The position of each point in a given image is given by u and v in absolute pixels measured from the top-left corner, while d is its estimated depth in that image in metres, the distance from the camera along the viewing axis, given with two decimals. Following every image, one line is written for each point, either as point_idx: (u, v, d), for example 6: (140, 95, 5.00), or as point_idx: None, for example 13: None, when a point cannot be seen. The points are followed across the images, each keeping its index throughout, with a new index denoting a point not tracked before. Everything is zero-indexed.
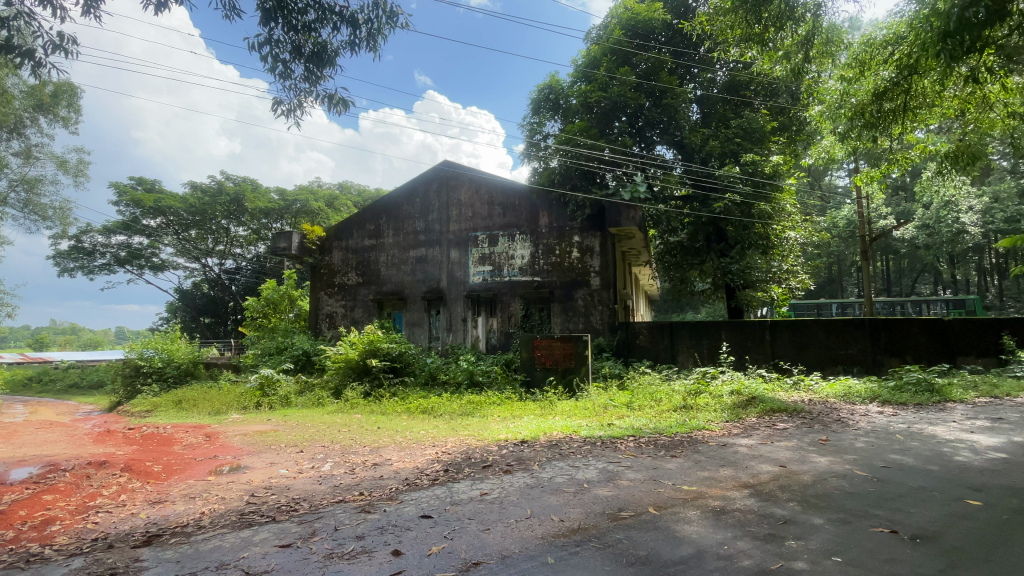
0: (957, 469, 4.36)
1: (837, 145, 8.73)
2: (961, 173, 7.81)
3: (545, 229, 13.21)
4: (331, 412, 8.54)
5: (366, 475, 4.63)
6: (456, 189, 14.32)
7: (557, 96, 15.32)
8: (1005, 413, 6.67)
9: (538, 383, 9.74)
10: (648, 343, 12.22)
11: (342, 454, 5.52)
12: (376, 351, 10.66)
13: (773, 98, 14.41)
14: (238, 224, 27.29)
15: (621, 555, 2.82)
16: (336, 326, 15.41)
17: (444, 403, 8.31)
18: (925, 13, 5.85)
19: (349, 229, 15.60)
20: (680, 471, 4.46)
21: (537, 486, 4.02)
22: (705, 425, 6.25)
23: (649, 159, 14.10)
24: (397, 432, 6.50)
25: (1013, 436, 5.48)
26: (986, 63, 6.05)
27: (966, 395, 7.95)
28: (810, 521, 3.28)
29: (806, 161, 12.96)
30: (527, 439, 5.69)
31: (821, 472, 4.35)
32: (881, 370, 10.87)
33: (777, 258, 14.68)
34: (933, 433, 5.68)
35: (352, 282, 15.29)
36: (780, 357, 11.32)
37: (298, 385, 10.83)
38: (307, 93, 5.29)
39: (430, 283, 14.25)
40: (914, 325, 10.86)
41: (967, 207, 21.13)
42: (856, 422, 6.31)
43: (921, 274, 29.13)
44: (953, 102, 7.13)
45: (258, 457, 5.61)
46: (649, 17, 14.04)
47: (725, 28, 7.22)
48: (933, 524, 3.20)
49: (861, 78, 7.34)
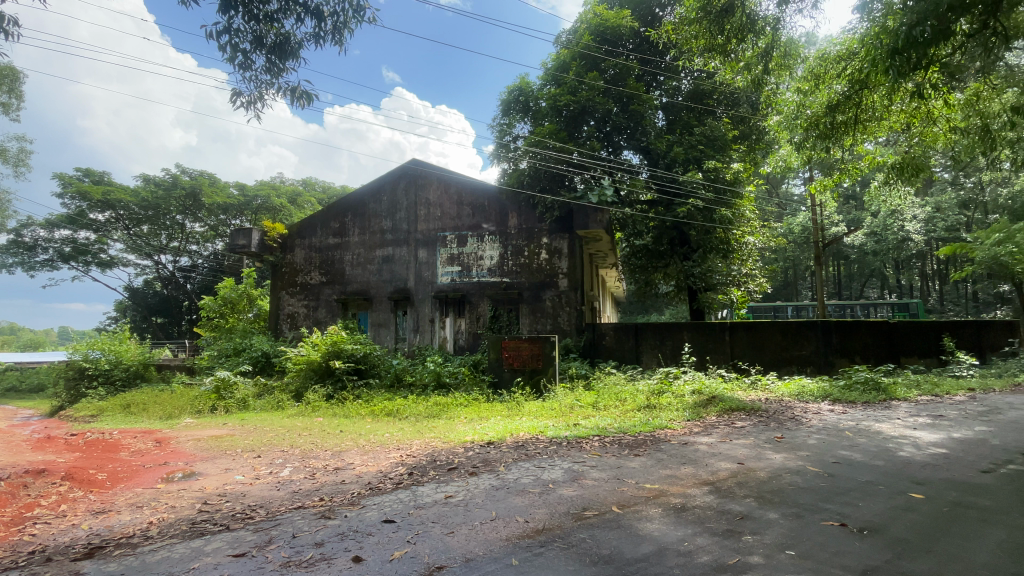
0: (902, 464, 4.61)
1: (793, 154, 9.04)
2: (907, 183, 8.23)
3: (514, 230, 13.24)
4: (292, 415, 8.25)
5: (326, 480, 4.50)
6: (424, 188, 14.17)
7: (526, 98, 15.36)
8: (944, 411, 7.09)
9: (506, 385, 9.73)
10: (614, 343, 12.40)
11: (302, 459, 5.35)
12: (340, 352, 10.41)
13: (735, 107, 14.77)
14: (194, 220, 26.16)
15: (584, 555, 2.83)
16: (298, 326, 14.95)
17: (410, 406, 8.16)
18: (876, 30, 6.19)
19: (312, 226, 15.17)
20: (643, 470, 4.53)
21: (502, 488, 4.01)
22: (667, 424, 6.37)
23: (616, 163, 14.38)
24: (360, 435, 6.36)
25: (952, 432, 5.83)
26: (929, 80, 6.48)
27: (910, 394, 8.40)
28: (765, 516, 3.40)
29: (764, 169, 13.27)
30: (494, 441, 5.65)
31: (776, 468, 4.51)
32: (832, 370, 11.37)
33: (737, 262, 15.14)
34: (879, 430, 6.00)
35: (315, 282, 14.89)
36: (739, 357, 11.70)
37: (256, 387, 10.47)
38: (268, 85, 5.12)
39: (397, 283, 14.04)
40: (863, 327, 11.48)
41: (912, 216, 22.36)
42: (808, 420, 6.60)
43: (869, 278, 30.68)
44: (901, 116, 7.55)
45: (212, 464, 5.37)
46: (617, 23, 14.17)
47: (689, 38, 7.41)
48: (879, 517, 3.37)
49: (815, 90, 7.70)
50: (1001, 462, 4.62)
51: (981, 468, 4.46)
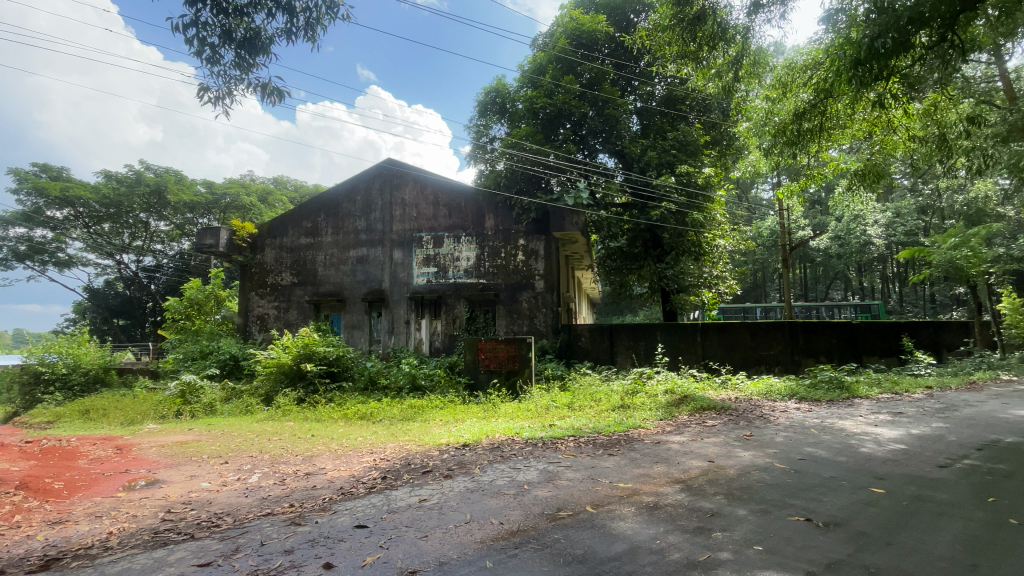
0: (863, 460, 4.80)
1: (762, 160, 9.29)
2: (868, 189, 8.57)
3: (491, 231, 13.22)
4: (260, 419, 8.03)
5: (297, 485, 4.40)
6: (400, 188, 14.04)
7: (503, 100, 15.40)
8: (903, 408, 7.40)
9: (482, 387, 9.69)
10: (589, 344, 12.53)
11: (271, 464, 5.22)
12: (312, 355, 10.20)
13: (706, 113, 15.11)
14: (159, 219, 25.26)
15: (558, 555, 2.85)
16: (268, 328, 14.58)
17: (384, 409, 8.05)
18: (840, 41, 6.46)
19: (283, 226, 14.84)
20: (617, 469, 4.58)
21: (477, 490, 4.00)
22: (641, 424, 6.48)
23: (592, 166, 14.44)
24: (333, 439, 6.25)
25: (911, 428, 6.10)
26: (890, 90, 6.77)
27: (871, 392, 8.77)
28: (734, 513, 3.48)
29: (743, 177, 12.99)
30: (469, 443, 5.63)
31: (745, 465, 4.63)
32: (798, 369, 11.74)
33: (708, 265, 15.51)
34: (842, 427, 6.22)
35: (286, 282, 14.56)
36: (710, 357, 11.96)
37: (224, 392, 10.18)
38: (237, 80, 4.99)
39: (371, 284, 13.86)
40: (828, 328, 11.89)
41: (873, 221, 23.27)
42: (776, 418, 6.80)
43: (833, 281, 31.79)
44: (862, 125, 7.84)
45: (176, 470, 5.19)
46: (593, 28, 14.34)
47: (662, 44, 7.55)
48: (842, 511, 3.50)
49: (783, 98, 7.94)
50: (955, 457, 4.85)
51: (938, 463, 4.67)
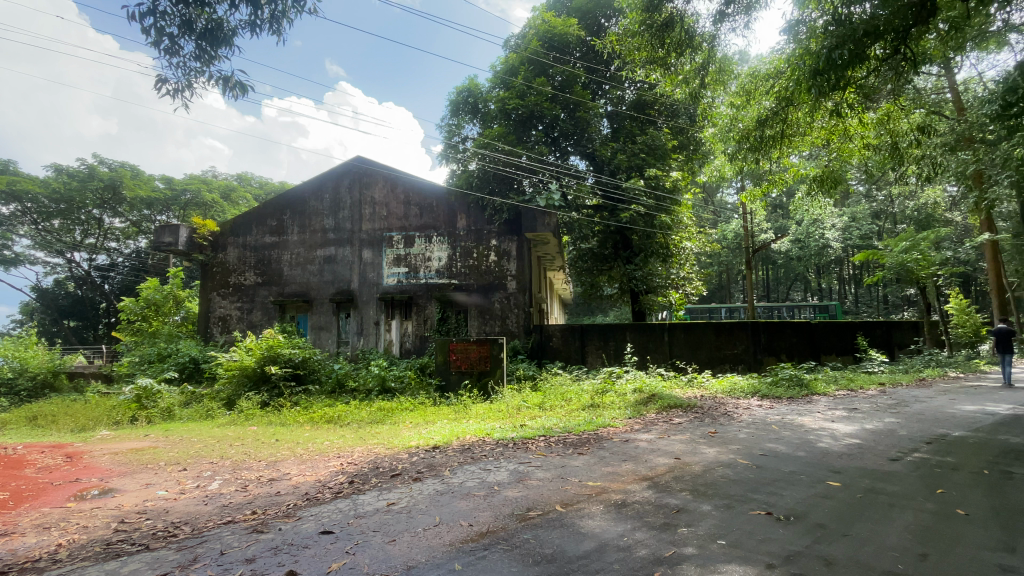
0: (821, 455, 5.00)
1: (727, 165, 9.53)
2: (826, 194, 8.93)
3: (463, 231, 13.16)
4: (222, 424, 7.74)
5: (259, 492, 4.27)
6: (370, 186, 13.82)
7: (475, 99, 15.36)
8: (858, 404, 7.75)
9: (453, 388, 9.63)
10: (560, 344, 12.65)
11: (233, 471, 5.04)
12: (276, 357, 9.93)
13: (674, 118, 15.40)
14: (114, 215, 24.13)
15: (527, 555, 2.86)
16: (230, 330, 14.10)
17: (352, 412, 7.90)
18: (800, 51, 6.72)
19: (247, 224, 14.39)
20: (586, 468, 4.63)
21: (447, 492, 3.97)
22: (610, 422, 6.57)
23: (564, 167, 14.62)
24: (298, 444, 6.08)
25: (865, 424, 6.39)
26: (847, 100, 7.08)
27: (828, 389, 9.15)
28: (699, 509, 3.56)
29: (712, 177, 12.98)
30: (439, 445, 5.58)
31: (710, 462, 4.75)
32: (760, 367, 12.13)
33: (675, 266, 15.90)
34: (802, 423, 6.46)
35: (250, 282, 14.13)
36: (677, 356, 12.23)
37: (183, 396, 9.79)
38: (198, 72, 4.81)
39: (340, 285, 13.59)
40: (788, 327, 12.34)
41: (831, 224, 24.23)
42: (739, 415, 7.01)
43: (794, 282, 33.00)
44: (821, 132, 8.14)
45: (130, 479, 4.95)
46: (564, 31, 14.41)
47: (632, 49, 7.69)
48: (801, 504, 3.63)
49: (747, 105, 8.19)
50: (905, 451, 5.11)
51: (890, 457, 4.90)
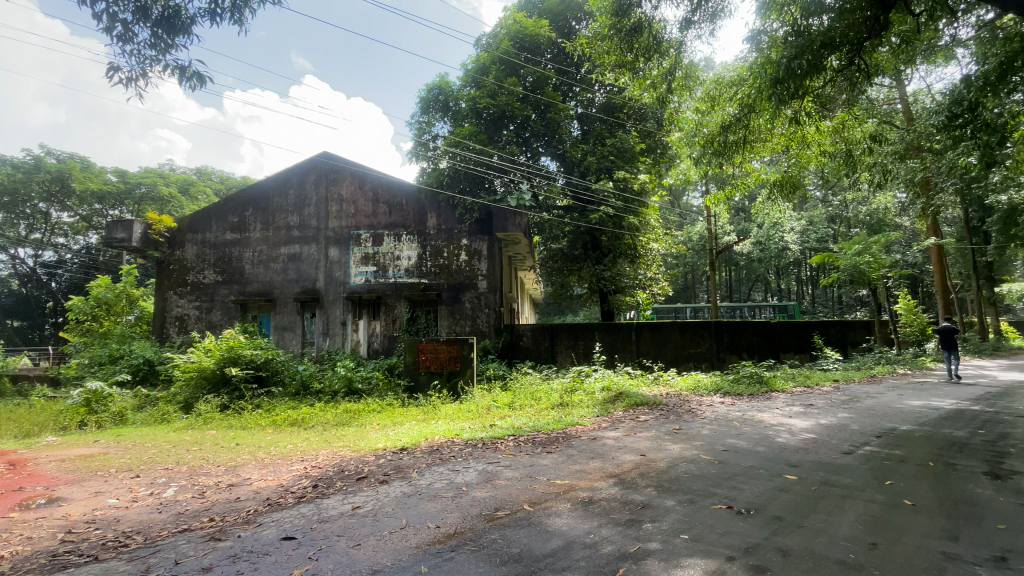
0: (779, 449, 5.20)
1: (692, 169, 9.78)
2: (785, 199, 9.27)
3: (433, 230, 13.05)
4: (178, 428, 7.43)
5: (218, 498, 4.13)
6: (337, 183, 13.55)
7: (446, 97, 15.26)
8: (814, 400, 8.10)
9: (422, 388, 9.54)
10: (531, 344, 12.73)
11: (190, 477, 4.86)
12: (237, 358, 9.60)
13: (642, 122, 15.68)
14: (62, 209, 23.08)
15: (494, 555, 2.86)
16: (187, 330, 13.55)
17: (317, 415, 7.72)
18: (761, 59, 6.97)
19: (207, 219, 13.86)
20: (554, 466, 4.67)
21: (414, 494, 3.93)
22: (578, 421, 6.64)
23: (535, 168, 14.77)
24: (259, 448, 5.91)
25: (820, 419, 6.68)
26: (805, 108, 7.38)
27: (786, 386, 9.52)
28: (663, 504, 3.65)
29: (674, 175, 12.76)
30: (407, 447, 5.51)
31: (674, 458, 4.87)
32: (723, 366, 12.50)
33: (643, 267, 16.25)
34: (762, 419, 6.70)
35: (209, 281, 13.63)
36: (644, 355, 12.47)
37: (136, 400, 9.36)
38: (153, 61, 4.61)
39: (304, 284, 13.26)
40: (749, 327, 12.78)
41: (791, 228, 25.17)
42: (703, 412, 7.21)
43: (755, 283, 34.15)
44: (781, 139, 8.44)
45: (79, 487, 4.70)
46: (536, 32, 14.44)
47: (602, 53, 7.82)
48: (760, 498, 3.77)
49: (711, 111, 8.44)
50: (857, 444, 5.36)
51: (843, 450, 5.14)
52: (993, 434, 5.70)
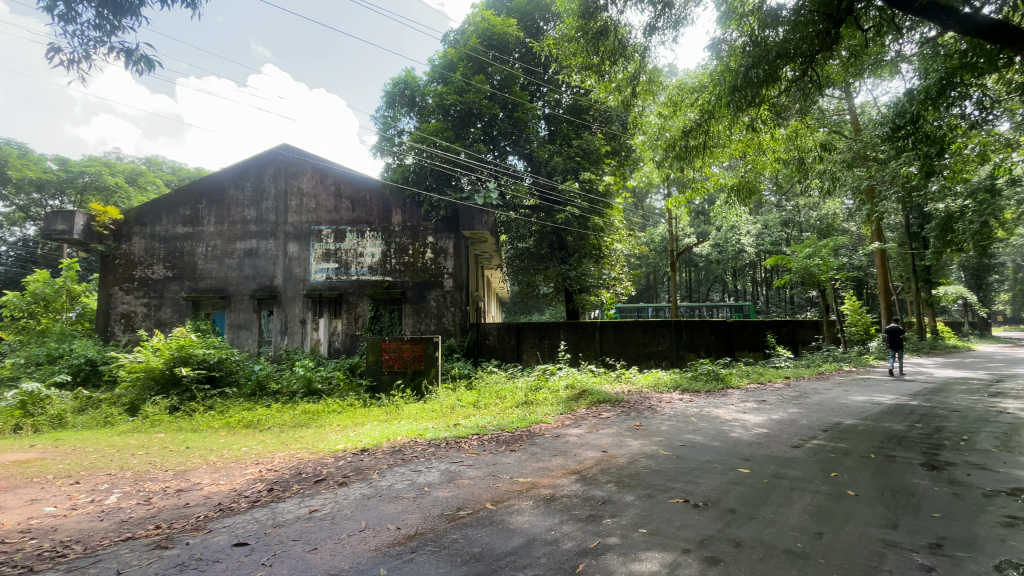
0: (734, 444, 5.40)
1: (655, 171, 10.01)
2: (741, 203, 9.61)
3: (398, 227, 12.85)
4: (123, 432, 7.04)
5: (166, 504, 3.94)
6: (297, 176, 13.15)
7: (412, 92, 15.07)
8: (766, 396, 8.46)
9: (385, 388, 9.39)
10: (496, 343, 12.74)
11: (135, 482, 4.61)
12: (188, 358, 9.19)
13: (608, 124, 15.90)
14: None
15: (455, 555, 2.85)
16: (134, 328, 12.85)
17: (274, 416, 7.48)
18: (721, 66, 7.20)
19: (156, 211, 13.18)
20: (517, 465, 4.69)
21: (374, 496, 3.87)
22: (542, 419, 6.71)
23: (502, 167, 14.81)
24: (211, 451, 5.68)
25: (772, 414, 6.98)
26: (761, 116, 7.69)
27: (741, 382, 9.92)
28: (623, 499, 3.73)
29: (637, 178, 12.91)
30: (368, 448, 5.41)
31: (634, 454, 4.99)
32: (682, 363, 12.88)
33: (607, 267, 16.50)
34: (718, 415, 6.94)
35: (159, 276, 12.97)
36: (607, 353, 12.69)
37: (76, 402, 8.82)
38: (97, 43, 4.34)
39: (262, 280, 12.81)
40: (707, 326, 13.22)
41: (748, 231, 26.17)
42: (663, 409, 7.41)
43: (714, 284, 35.33)
44: (739, 145, 8.74)
45: (11, 494, 4.39)
46: (503, 31, 14.40)
47: (569, 54, 7.89)
48: (715, 491, 3.90)
49: (673, 116, 8.64)
50: (806, 438, 5.63)
51: (792, 444, 5.40)
52: (929, 428, 6.09)
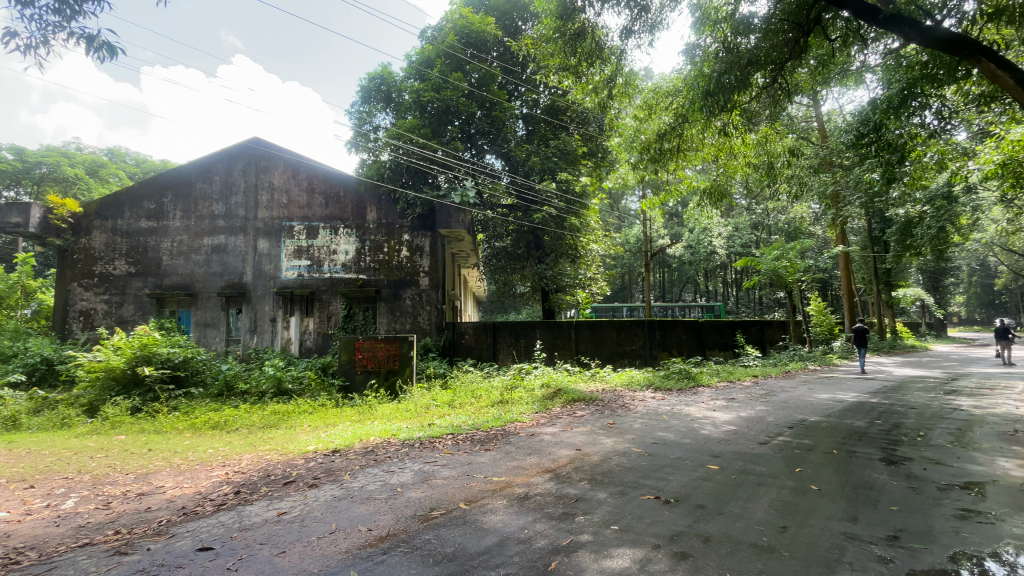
0: (704, 441, 5.52)
1: (630, 173, 10.14)
2: (713, 206, 9.83)
3: (372, 224, 12.68)
4: (81, 434, 6.74)
5: (126, 509, 3.80)
6: (267, 171, 12.83)
7: (388, 88, 14.92)
8: (735, 394, 8.69)
9: (358, 388, 9.26)
10: (472, 342, 12.71)
11: (93, 486, 4.43)
12: (151, 357, 8.87)
13: (585, 126, 16.02)
14: None
15: (427, 556, 2.84)
16: (94, 326, 12.33)
17: (242, 417, 7.29)
18: (694, 71, 7.35)
19: (118, 204, 12.66)
20: (491, 464, 4.70)
21: (346, 497, 3.81)
22: (517, 417, 6.73)
23: (479, 166, 14.77)
24: (175, 453, 5.50)
25: (741, 412, 7.18)
26: (732, 121, 7.87)
27: (712, 381, 10.16)
28: (596, 497, 3.77)
29: (613, 180, 13.16)
30: (340, 449, 5.33)
31: (607, 452, 5.05)
32: (655, 362, 13.10)
33: (583, 267, 16.61)
34: (689, 412, 7.09)
35: (121, 272, 12.49)
36: (582, 352, 12.81)
37: (30, 403, 8.40)
38: (56, 27, 4.15)
39: (230, 277, 12.46)
40: (680, 325, 13.48)
41: (719, 234, 26.78)
42: (635, 407, 7.53)
43: (686, 284, 36.05)
44: (711, 149, 8.92)
45: None
46: (481, 29, 14.36)
47: (546, 54, 7.92)
48: (685, 488, 3.98)
49: (648, 119, 8.77)
50: (772, 435, 5.80)
51: (759, 440, 5.55)
52: (888, 425, 6.35)
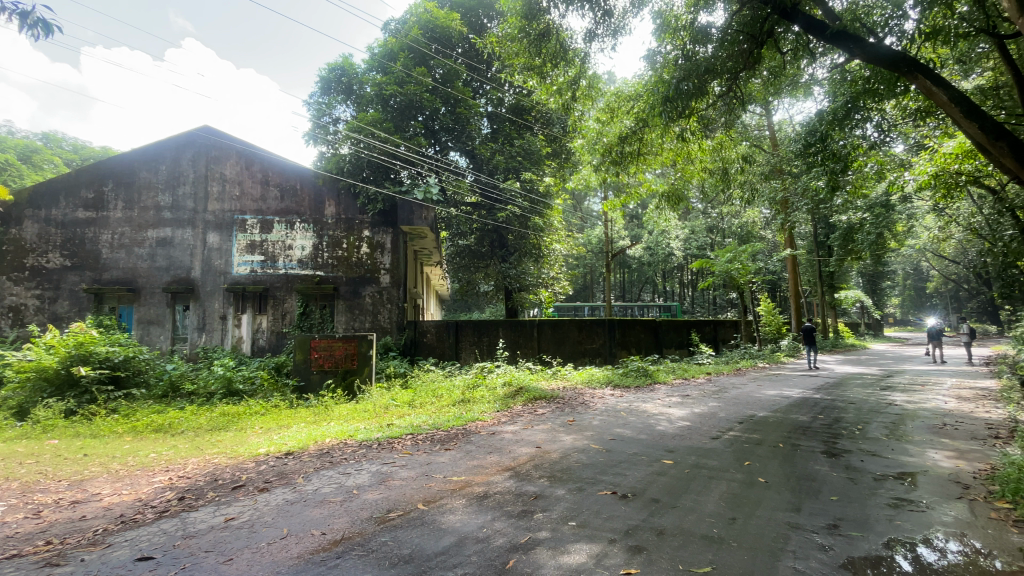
0: (659, 436, 5.69)
1: (592, 175, 10.28)
2: (670, 209, 10.09)
3: (331, 219, 12.34)
4: (7, 439, 6.24)
5: (58, 518, 3.55)
6: (219, 161, 12.28)
7: (349, 80, 14.57)
8: (689, 391, 8.99)
9: (313, 388, 8.98)
10: (434, 341, 12.58)
11: (20, 494, 4.11)
12: (88, 357, 8.31)
13: (549, 126, 16.14)
14: None
15: (383, 558, 2.79)
16: (23, 323, 11.44)
17: (188, 419, 6.95)
18: (654, 78, 7.55)
19: (52, 192, 11.78)
20: (451, 463, 4.67)
21: (299, 501, 3.70)
22: (477, 416, 6.70)
23: (444, 163, 14.63)
24: (114, 458, 5.18)
25: (694, 408, 7.43)
26: (690, 127, 8.12)
27: (667, 378, 10.50)
28: (554, 494, 3.81)
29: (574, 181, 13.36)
30: (293, 451, 5.17)
31: (566, 449, 5.12)
32: (615, 360, 13.33)
33: (547, 266, 16.71)
34: (646, 409, 7.29)
35: (55, 265, 11.64)
36: (544, 351, 12.93)
37: None
38: None
39: (177, 272, 11.85)
40: (639, 325, 13.80)
41: (677, 237, 27.55)
42: (594, 404, 7.66)
43: (645, 284, 36.97)
44: (670, 153, 9.12)
45: None
46: (446, 24, 14.24)
47: (511, 53, 7.94)
48: (641, 482, 4.09)
49: (610, 122, 8.93)
50: (723, 430, 6.03)
51: (711, 435, 5.77)
52: (829, 419, 6.73)
